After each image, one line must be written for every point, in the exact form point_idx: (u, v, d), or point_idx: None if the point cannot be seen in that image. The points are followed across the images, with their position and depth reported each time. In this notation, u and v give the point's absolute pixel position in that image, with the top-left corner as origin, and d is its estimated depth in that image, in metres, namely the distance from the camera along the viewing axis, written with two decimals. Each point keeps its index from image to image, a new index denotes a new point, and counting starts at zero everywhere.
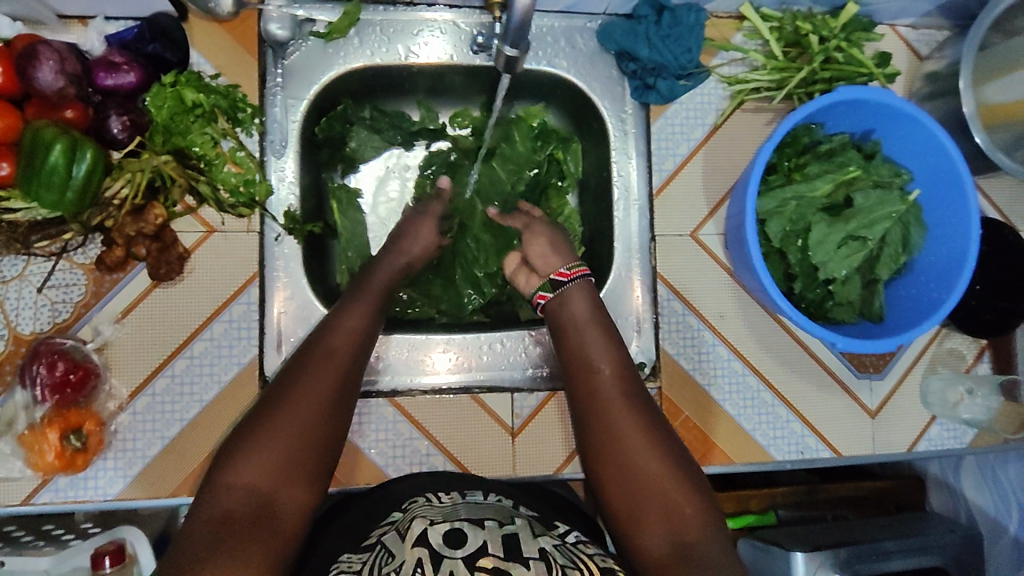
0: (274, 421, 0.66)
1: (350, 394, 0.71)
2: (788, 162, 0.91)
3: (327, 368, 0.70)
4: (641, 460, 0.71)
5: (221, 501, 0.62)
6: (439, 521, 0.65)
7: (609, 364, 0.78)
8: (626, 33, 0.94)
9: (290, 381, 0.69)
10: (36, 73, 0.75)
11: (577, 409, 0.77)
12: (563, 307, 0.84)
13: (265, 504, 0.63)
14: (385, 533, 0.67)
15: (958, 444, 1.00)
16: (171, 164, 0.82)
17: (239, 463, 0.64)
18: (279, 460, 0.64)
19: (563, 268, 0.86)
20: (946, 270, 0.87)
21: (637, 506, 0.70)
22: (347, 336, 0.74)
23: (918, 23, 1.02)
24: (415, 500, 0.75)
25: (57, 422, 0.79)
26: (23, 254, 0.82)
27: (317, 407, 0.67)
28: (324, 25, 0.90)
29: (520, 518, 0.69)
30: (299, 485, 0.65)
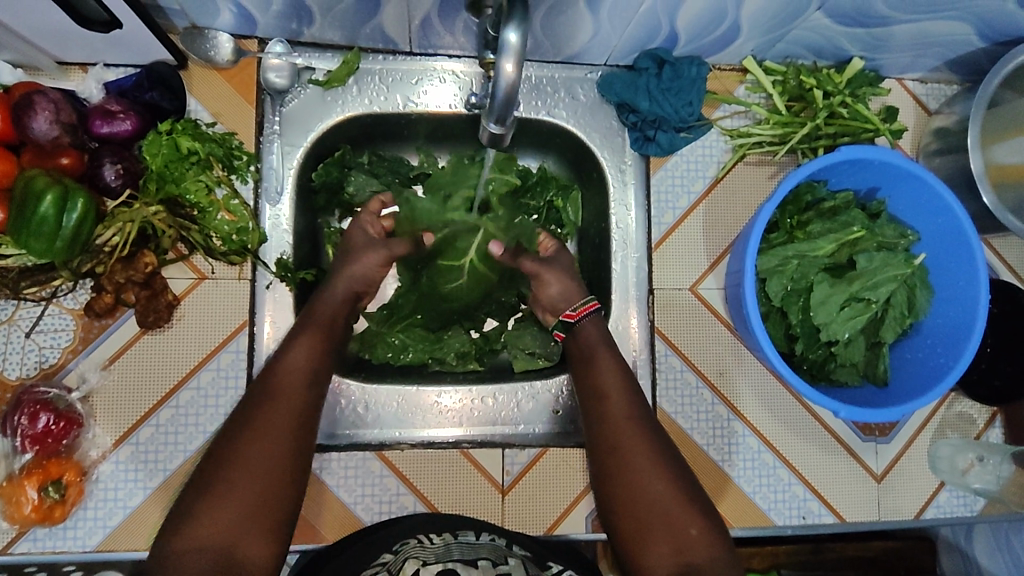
0: (234, 467, 0.67)
1: (305, 435, 0.73)
2: (791, 218, 0.88)
3: (281, 407, 0.72)
4: (654, 489, 0.75)
5: (182, 554, 0.63)
6: (434, 562, 0.72)
7: (621, 399, 0.81)
8: (627, 85, 0.93)
9: (249, 423, 0.70)
10: (31, 123, 0.76)
11: (591, 439, 0.81)
12: (581, 336, 0.87)
13: (228, 552, 0.64)
14: (376, 573, 0.71)
15: (967, 512, 0.96)
16: (161, 216, 0.82)
17: (200, 514, 0.65)
18: (237, 510, 0.66)
19: (570, 310, 0.88)
20: (953, 334, 0.84)
21: (649, 533, 0.74)
22: (301, 372, 0.76)
23: (926, 77, 1.00)
24: (407, 540, 0.77)
25: (36, 473, 0.77)
26: (12, 299, 0.81)
27: (274, 452, 0.69)
28: (323, 73, 0.90)
29: (514, 558, 0.74)
30: (262, 531, 0.66)
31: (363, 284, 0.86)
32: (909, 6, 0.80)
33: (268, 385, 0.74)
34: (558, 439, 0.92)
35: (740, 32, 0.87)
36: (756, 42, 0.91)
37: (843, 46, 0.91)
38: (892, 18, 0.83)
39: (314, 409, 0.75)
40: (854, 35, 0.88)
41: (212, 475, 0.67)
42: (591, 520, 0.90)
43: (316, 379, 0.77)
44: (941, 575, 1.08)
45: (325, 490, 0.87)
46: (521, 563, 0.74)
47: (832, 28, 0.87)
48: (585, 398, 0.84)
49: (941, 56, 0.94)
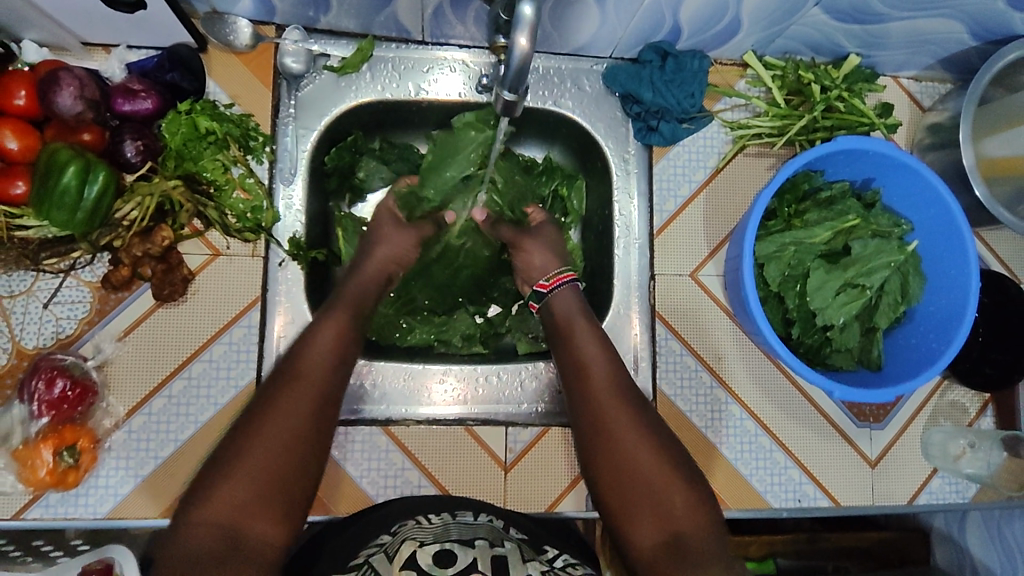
0: (244, 443, 0.67)
1: (327, 421, 0.72)
2: (787, 207, 0.92)
3: (303, 391, 0.71)
4: (639, 465, 0.74)
5: (192, 529, 0.63)
6: (431, 542, 0.70)
7: (603, 374, 0.80)
8: (630, 77, 0.96)
9: (268, 404, 0.70)
10: (57, 98, 0.78)
11: (576, 415, 0.79)
12: (557, 307, 0.88)
13: (236, 530, 0.64)
14: (373, 553, 0.70)
15: (960, 499, 0.98)
16: (180, 189, 0.84)
17: (209, 491, 0.65)
18: (250, 489, 0.65)
19: (543, 281, 0.90)
20: (944, 321, 0.87)
21: (637, 514, 0.72)
22: (324, 357, 0.75)
23: (920, 76, 1.04)
24: (405, 521, 0.76)
25: (52, 439, 0.79)
26: (32, 270, 0.84)
27: (293, 434, 0.68)
28: (337, 60, 0.93)
29: (510, 541, 0.74)
30: (272, 511, 0.66)
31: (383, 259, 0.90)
32: (904, 3, 0.83)
33: (293, 369, 0.73)
34: (558, 419, 0.94)
35: (741, 26, 0.90)
36: (756, 37, 0.94)
37: (840, 43, 0.95)
38: (887, 15, 0.86)
39: (337, 395, 0.74)
40: (851, 32, 0.92)
41: (226, 453, 0.67)
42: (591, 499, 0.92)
43: (343, 365, 0.76)
44: (933, 564, 1.10)
45: (332, 463, 0.89)
46: (518, 543, 0.73)
47: (829, 25, 0.90)
48: (568, 373, 0.82)
49: (935, 54, 0.97)
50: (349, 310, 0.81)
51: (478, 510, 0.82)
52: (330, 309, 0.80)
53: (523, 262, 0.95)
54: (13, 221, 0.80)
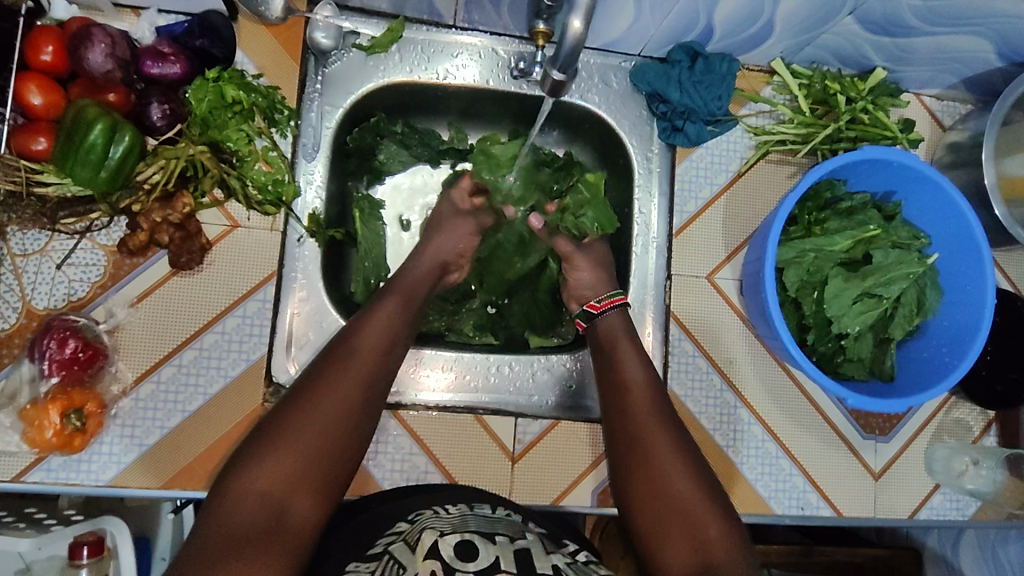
0: (296, 414, 0.67)
1: (374, 404, 0.71)
2: (808, 214, 0.92)
3: (355, 370, 0.71)
4: (675, 486, 0.73)
5: (237, 501, 0.62)
6: (450, 532, 0.69)
7: (644, 393, 0.80)
8: (659, 75, 0.96)
9: (319, 381, 0.70)
10: (88, 54, 0.78)
11: (613, 431, 0.79)
12: (603, 326, 0.87)
13: (281, 506, 0.63)
14: (391, 542, 0.70)
15: (960, 516, 0.98)
16: (206, 155, 0.83)
17: (259, 462, 0.64)
18: (297, 465, 0.65)
19: (594, 301, 0.89)
20: (959, 335, 0.87)
21: (665, 536, 0.71)
22: (378, 343, 0.75)
23: (942, 95, 1.05)
24: (421, 512, 0.76)
25: (60, 400, 0.78)
26: (47, 230, 0.82)
27: (340, 413, 0.68)
28: (367, 39, 0.93)
29: (531, 534, 0.74)
30: (315, 491, 0.65)
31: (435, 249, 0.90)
32: (936, 18, 0.84)
33: (346, 348, 0.73)
34: (569, 412, 0.94)
35: (772, 31, 0.91)
36: (786, 43, 0.94)
37: (868, 56, 0.96)
38: (916, 29, 0.87)
39: (387, 376, 0.74)
40: (880, 44, 0.92)
41: (274, 425, 0.67)
42: (597, 495, 0.91)
43: (394, 351, 0.76)
44: None
45: None
46: (539, 539, 0.73)
47: (859, 35, 0.91)
48: (608, 389, 0.82)
49: (959, 73, 0.98)
50: (410, 298, 0.82)
51: (496, 503, 0.82)
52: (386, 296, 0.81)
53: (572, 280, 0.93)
54: (33, 177, 0.79)
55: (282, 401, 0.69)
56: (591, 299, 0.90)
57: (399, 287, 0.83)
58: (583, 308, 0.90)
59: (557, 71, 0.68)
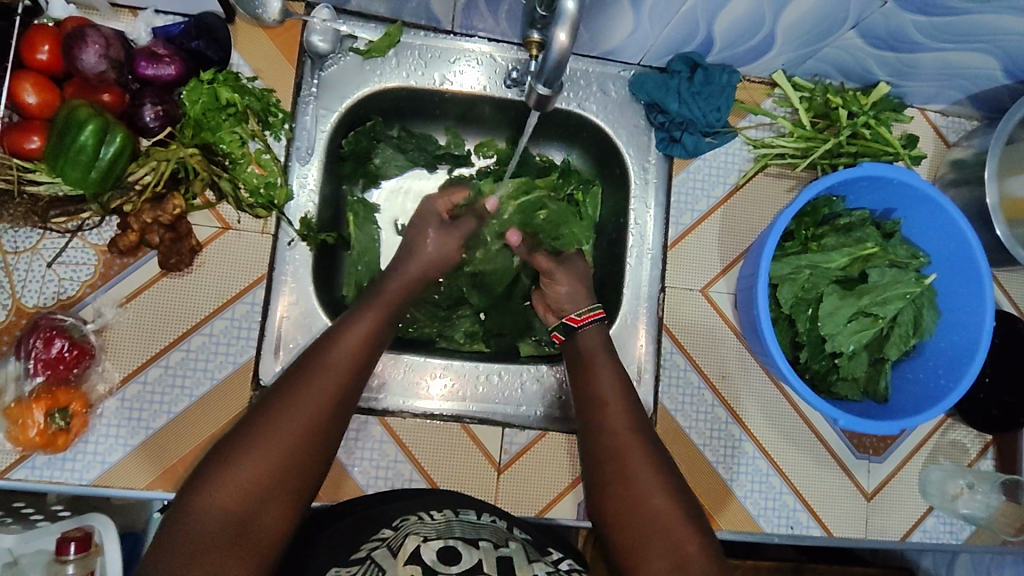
0: (266, 426, 0.65)
1: (344, 418, 0.70)
2: (805, 230, 0.90)
3: (328, 382, 0.70)
4: (653, 501, 0.71)
5: (200, 513, 0.60)
6: (434, 538, 0.70)
7: (621, 410, 0.79)
8: (658, 86, 0.95)
9: (291, 392, 0.69)
10: (81, 54, 0.77)
11: (590, 448, 0.77)
12: (581, 342, 0.86)
13: (245, 520, 0.61)
14: (375, 548, 0.68)
15: (954, 540, 0.97)
16: (197, 157, 0.83)
17: (225, 474, 0.63)
18: (264, 477, 0.63)
19: (573, 315, 0.88)
20: (956, 358, 0.86)
21: (644, 552, 0.68)
22: (351, 354, 0.74)
23: (948, 111, 1.03)
24: (406, 516, 0.75)
25: (44, 399, 0.78)
26: (39, 228, 0.82)
27: (310, 426, 0.67)
28: (364, 43, 0.92)
29: (515, 541, 0.74)
30: (280, 505, 0.64)
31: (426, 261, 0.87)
32: (941, 34, 0.82)
33: (319, 359, 0.72)
34: (557, 424, 0.93)
35: (773, 43, 0.90)
36: (787, 56, 0.93)
37: (871, 70, 0.94)
38: (920, 45, 0.86)
39: (359, 388, 0.73)
40: (883, 59, 0.91)
41: (242, 435, 0.65)
42: (582, 507, 0.91)
43: (367, 364, 0.75)
44: None
45: None
46: (522, 546, 0.73)
47: (862, 50, 0.89)
48: (584, 405, 0.81)
49: (964, 89, 0.96)
50: (386, 307, 0.81)
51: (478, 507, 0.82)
52: (363, 304, 0.80)
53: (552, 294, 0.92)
54: (25, 175, 0.79)
55: (251, 410, 0.68)
56: (572, 312, 0.89)
57: (374, 296, 0.82)
58: (563, 321, 0.89)
59: (541, 85, 0.68)
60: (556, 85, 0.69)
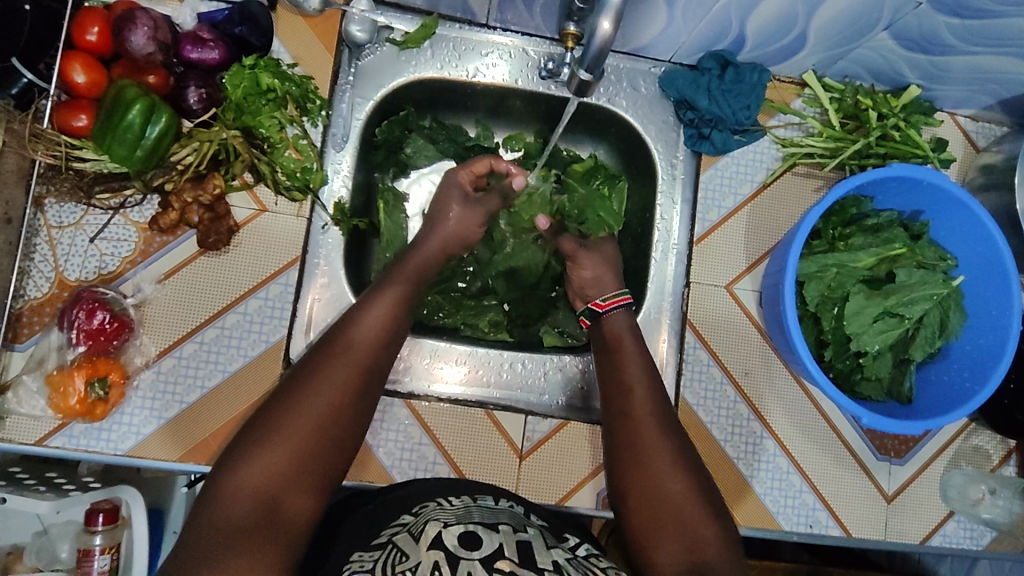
0: (292, 409, 0.67)
1: (368, 397, 0.72)
2: (833, 229, 0.91)
3: (349, 364, 0.72)
4: (671, 487, 0.74)
5: (230, 497, 0.63)
6: (454, 524, 0.71)
7: (644, 394, 0.80)
8: (687, 83, 0.97)
9: (312, 375, 0.70)
10: (130, 36, 0.80)
11: (613, 432, 0.79)
12: (608, 326, 0.88)
13: (274, 502, 0.64)
14: (396, 533, 0.71)
15: (974, 545, 0.96)
16: (239, 139, 0.86)
17: (253, 456, 0.65)
18: (290, 460, 0.65)
19: (599, 300, 0.90)
20: (982, 361, 0.86)
21: (658, 534, 0.72)
22: (375, 333, 0.75)
23: (978, 115, 1.03)
24: (426, 503, 0.77)
25: (85, 367, 0.81)
26: (83, 204, 0.85)
27: (335, 407, 0.69)
28: (401, 34, 0.94)
29: (533, 527, 0.75)
30: (309, 486, 0.66)
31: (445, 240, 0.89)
32: (975, 37, 0.83)
33: (340, 341, 0.73)
34: (578, 413, 0.94)
35: (805, 43, 0.91)
36: (819, 56, 0.94)
37: (902, 72, 0.95)
38: (953, 48, 0.86)
39: (382, 367, 0.75)
40: (915, 61, 0.91)
41: (268, 419, 0.67)
42: (602, 498, 0.91)
43: (389, 344, 0.76)
44: None
45: None
46: (540, 532, 0.75)
47: (894, 51, 0.90)
48: (609, 387, 0.83)
49: (996, 94, 0.96)
50: (409, 285, 0.82)
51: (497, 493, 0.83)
52: (385, 283, 0.81)
53: (576, 277, 0.94)
54: (73, 152, 0.82)
55: (275, 394, 0.70)
56: (597, 297, 0.91)
57: (400, 272, 0.83)
58: (588, 306, 0.91)
59: (584, 71, 0.70)
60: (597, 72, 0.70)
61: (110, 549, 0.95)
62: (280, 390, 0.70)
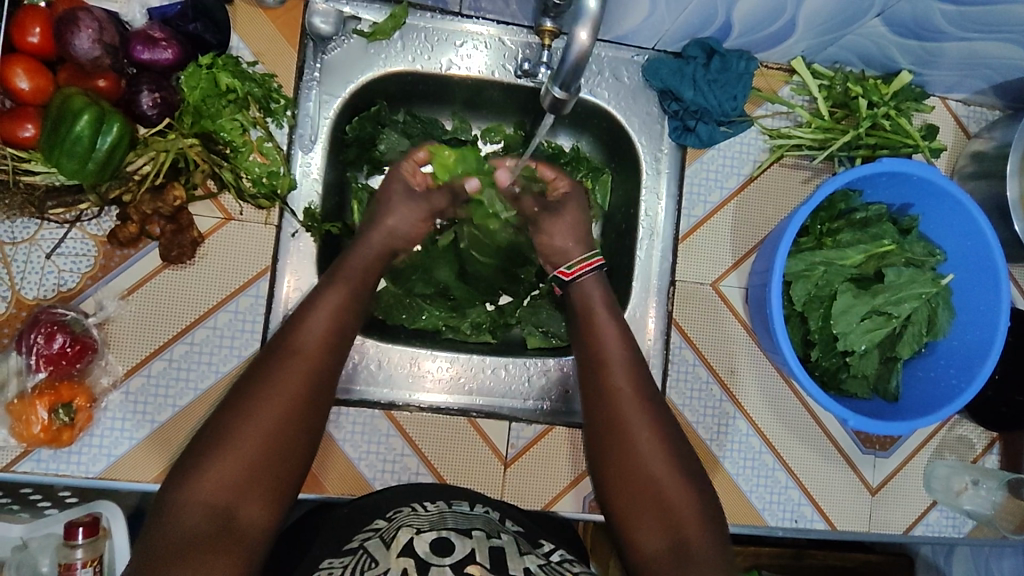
0: (241, 417, 0.66)
1: (320, 400, 0.70)
2: (821, 225, 0.89)
3: (299, 368, 0.70)
4: (652, 468, 0.74)
5: (180, 511, 0.62)
6: (427, 530, 0.70)
7: (623, 375, 0.79)
8: (672, 72, 0.92)
9: (258, 384, 0.68)
10: (73, 40, 0.74)
11: (591, 412, 0.79)
12: (578, 292, 0.85)
13: (227, 512, 0.63)
14: (367, 538, 0.71)
15: (956, 533, 0.97)
16: (196, 148, 0.81)
17: (202, 470, 0.64)
18: (239, 470, 0.64)
19: (565, 268, 0.87)
20: (969, 358, 0.85)
21: (637, 514, 0.73)
22: (323, 333, 0.73)
23: (969, 100, 1.00)
24: (400, 509, 0.77)
25: (48, 394, 0.78)
26: (36, 218, 0.80)
27: (284, 413, 0.67)
28: (368, 25, 0.89)
29: (507, 534, 0.74)
30: (262, 495, 0.65)
31: (386, 230, 0.84)
32: (969, 24, 0.79)
33: (288, 344, 0.71)
34: (563, 418, 0.93)
35: (794, 31, 0.87)
36: (808, 43, 0.90)
37: (893, 58, 0.91)
38: (946, 34, 0.82)
39: (334, 368, 0.73)
40: (907, 47, 0.87)
41: (217, 431, 0.66)
42: (588, 501, 0.91)
43: (338, 344, 0.74)
44: None
45: (330, 443, 0.86)
46: (515, 539, 0.74)
47: (886, 38, 0.86)
48: (586, 369, 0.81)
49: (989, 78, 0.93)
50: (351, 283, 0.78)
51: (472, 498, 0.82)
52: (333, 280, 0.78)
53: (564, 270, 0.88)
54: (21, 165, 0.78)
55: (225, 403, 0.68)
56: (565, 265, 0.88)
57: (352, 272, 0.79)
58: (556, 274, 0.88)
59: (558, 89, 0.66)
60: (572, 90, 0.67)
61: (92, 561, 0.91)
62: (228, 397, 0.69)
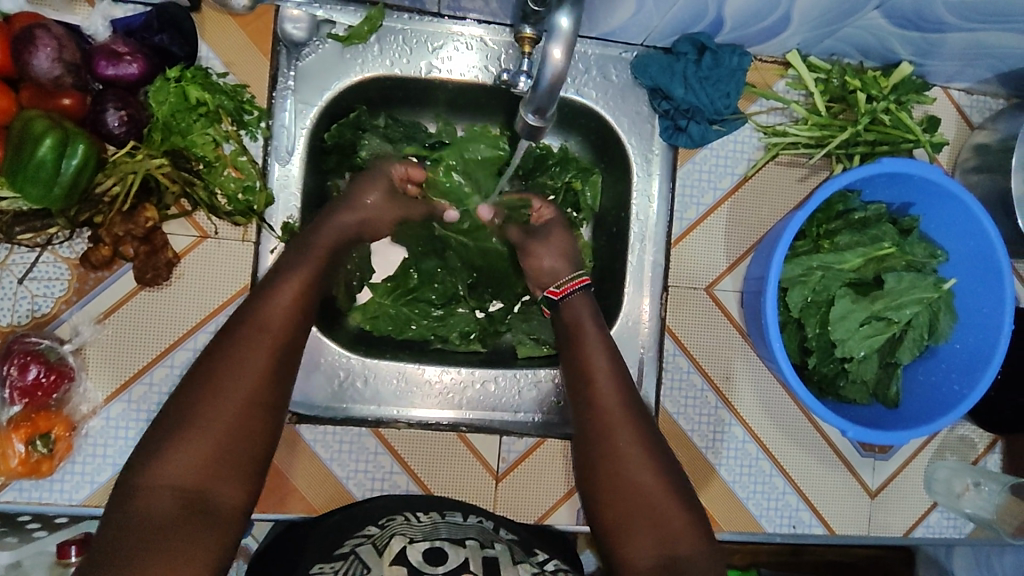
0: (206, 400, 0.64)
1: (286, 376, 0.69)
2: (817, 227, 0.86)
3: (263, 345, 0.68)
4: (641, 473, 0.73)
5: (149, 495, 0.60)
6: (420, 540, 0.69)
7: (610, 380, 0.77)
8: (662, 70, 0.88)
9: (221, 364, 0.66)
10: (32, 59, 0.71)
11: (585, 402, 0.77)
12: (568, 314, 0.83)
13: (198, 495, 0.62)
14: (359, 544, 0.69)
15: (956, 534, 0.96)
16: (166, 168, 0.78)
17: (168, 454, 0.62)
18: (208, 453, 0.63)
19: (553, 288, 0.85)
20: (970, 361, 0.82)
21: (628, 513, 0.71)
22: (286, 309, 0.71)
23: (973, 89, 0.96)
24: (393, 516, 0.75)
25: (24, 426, 0.76)
26: (5, 243, 0.78)
27: (251, 392, 0.66)
28: (343, 29, 0.85)
29: (501, 542, 0.73)
30: (234, 476, 0.64)
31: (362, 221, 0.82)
32: (972, 14, 0.75)
33: (252, 322, 0.69)
34: (555, 430, 0.91)
35: (788, 24, 0.83)
36: (804, 36, 0.86)
37: (893, 49, 0.87)
38: (948, 25, 0.78)
39: (298, 345, 0.71)
40: (908, 39, 0.84)
41: (181, 414, 0.64)
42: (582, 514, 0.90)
43: (303, 320, 0.72)
44: None
45: (319, 465, 0.85)
46: (509, 547, 0.72)
47: (886, 30, 0.82)
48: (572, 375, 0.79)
49: (994, 68, 0.89)
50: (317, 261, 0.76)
51: (465, 509, 0.81)
52: (298, 258, 0.75)
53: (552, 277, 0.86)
54: None
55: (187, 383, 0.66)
56: (552, 284, 0.86)
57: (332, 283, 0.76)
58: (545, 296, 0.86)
59: (531, 114, 0.66)
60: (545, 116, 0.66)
61: None
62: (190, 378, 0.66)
